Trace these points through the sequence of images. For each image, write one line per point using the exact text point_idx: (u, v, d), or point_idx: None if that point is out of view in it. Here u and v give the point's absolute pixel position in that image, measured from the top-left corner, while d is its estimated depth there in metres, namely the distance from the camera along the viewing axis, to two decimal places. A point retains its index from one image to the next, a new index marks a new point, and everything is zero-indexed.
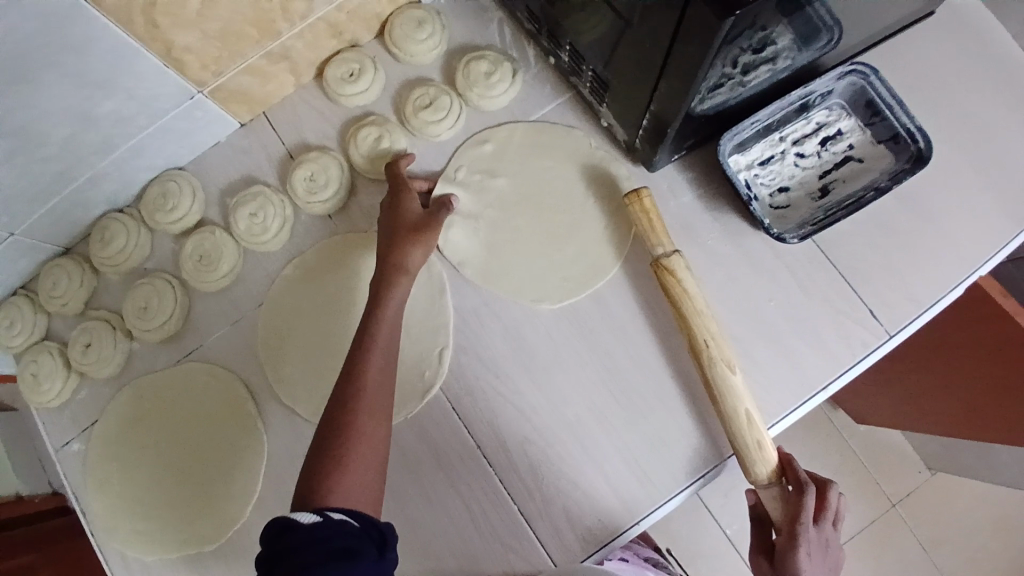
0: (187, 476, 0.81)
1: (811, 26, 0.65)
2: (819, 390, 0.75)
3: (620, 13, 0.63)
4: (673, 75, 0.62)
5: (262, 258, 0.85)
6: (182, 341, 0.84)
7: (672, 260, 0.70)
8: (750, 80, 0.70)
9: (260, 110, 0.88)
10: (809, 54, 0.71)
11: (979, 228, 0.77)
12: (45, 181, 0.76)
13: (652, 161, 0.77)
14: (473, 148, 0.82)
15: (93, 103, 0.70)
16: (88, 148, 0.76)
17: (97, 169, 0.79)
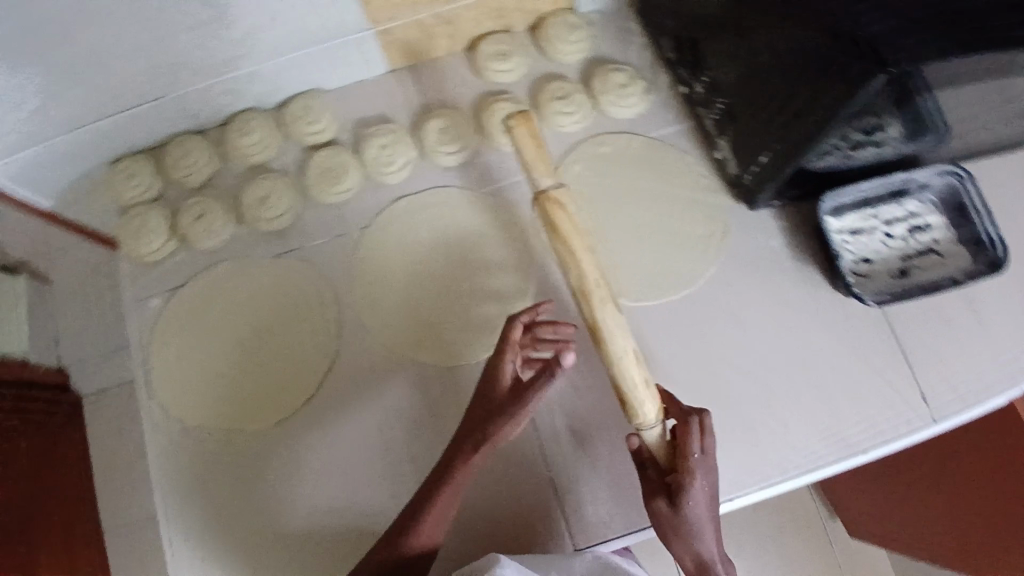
0: (256, 363, 0.87)
1: (920, 124, 0.73)
2: (857, 455, 0.79)
3: (770, 59, 0.70)
4: (800, 123, 0.70)
5: (374, 189, 0.91)
6: (285, 239, 0.90)
7: (545, 306, 0.69)
8: (856, 155, 0.78)
9: (408, 63, 0.94)
10: (914, 147, 0.79)
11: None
12: (218, 61, 0.84)
13: (755, 199, 0.83)
14: (592, 146, 0.90)
15: (283, 10, 0.80)
16: (264, 48, 0.84)
17: (259, 67, 0.87)
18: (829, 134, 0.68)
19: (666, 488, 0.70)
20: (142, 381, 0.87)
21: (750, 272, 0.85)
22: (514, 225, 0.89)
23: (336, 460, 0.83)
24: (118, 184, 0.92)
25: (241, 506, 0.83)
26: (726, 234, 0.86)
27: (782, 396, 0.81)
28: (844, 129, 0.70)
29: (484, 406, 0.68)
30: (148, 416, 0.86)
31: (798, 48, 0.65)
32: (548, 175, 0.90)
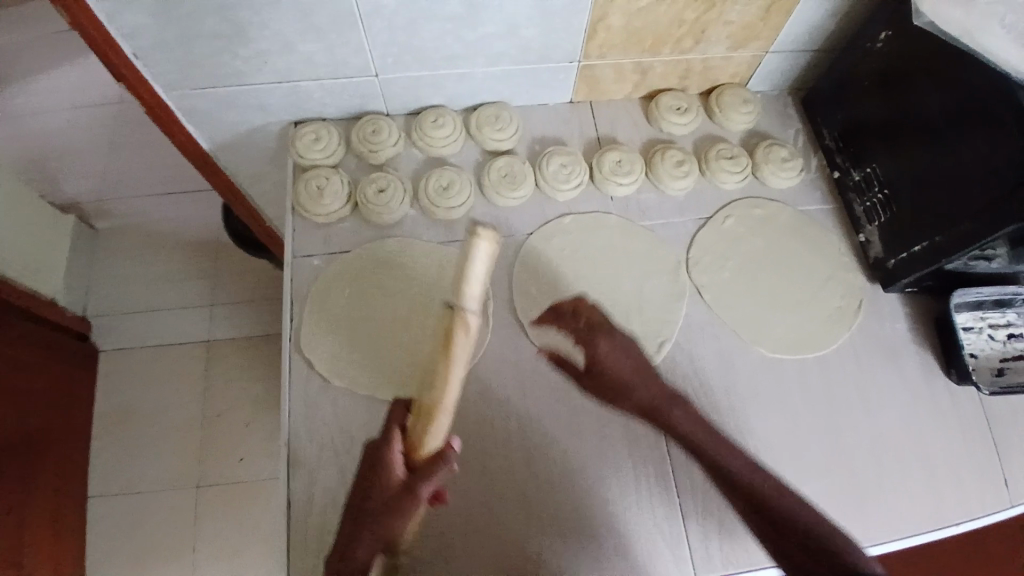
0: (404, 338, 0.88)
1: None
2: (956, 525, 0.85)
3: (951, 173, 0.79)
4: (959, 226, 0.78)
5: (545, 200, 0.97)
6: (453, 228, 0.95)
7: (473, 322, 0.53)
8: (971, 266, 0.88)
9: (591, 99, 1.04)
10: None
11: None
12: (442, 57, 0.92)
13: (893, 282, 0.92)
14: (748, 206, 0.98)
15: (520, 26, 0.88)
16: (485, 54, 0.92)
17: (471, 70, 0.95)
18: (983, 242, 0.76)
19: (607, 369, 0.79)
20: (290, 333, 0.89)
21: (874, 347, 0.93)
22: (667, 257, 0.95)
23: (470, 450, 0.83)
24: (304, 143, 0.97)
25: None
26: (859, 309, 0.94)
27: (893, 464, 0.88)
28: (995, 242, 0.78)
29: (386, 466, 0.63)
30: (291, 368, 0.87)
31: (980, 161, 0.75)
32: (704, 223, 0.97)
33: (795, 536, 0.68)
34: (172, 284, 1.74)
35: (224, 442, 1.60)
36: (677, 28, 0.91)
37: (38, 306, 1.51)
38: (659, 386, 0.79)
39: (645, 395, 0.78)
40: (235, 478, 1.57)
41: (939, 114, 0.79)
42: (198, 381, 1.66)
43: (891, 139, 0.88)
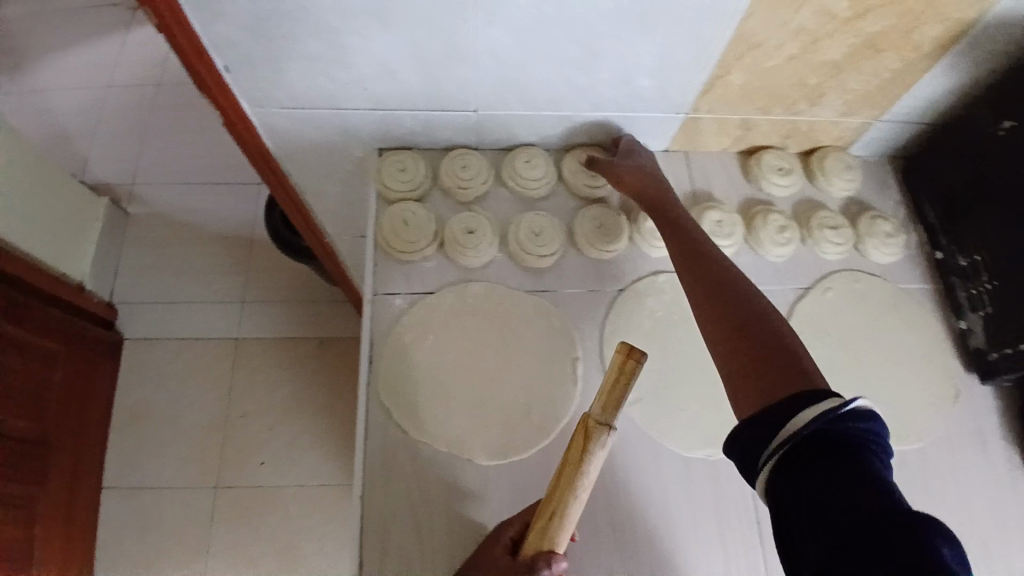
0: (490, 392, 0.85)
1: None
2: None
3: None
4: None
5: (637, 255, 0.93)
6: (541, 278, 0.90)
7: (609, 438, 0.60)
8: None
9: (687, 149, 1.00)
10: None
11: None
12: (547, 98, 0.87)
13: (993, 375, 0.89)
14: (847, 278, 0.94)
15: (637, 76, 0.83)
16: (592, 99, 0.88)
17: (573, 113, 0.91)
18: None
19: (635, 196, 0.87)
20: (366, 377, 0.84)
21: (971, 440, 0.89)
22: None
23: None
24: (390, 174, 0.93)
25: (445, 542, 0.78)
26: (955, 398, 0.91)
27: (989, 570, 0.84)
28: None
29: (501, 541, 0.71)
30: (366, 416, 0.83)
31: None
32: (803, 293, 0.93)
33: (748, 334, 0.63)
34: (200, 276, 1.65)
35: (240, 447, 1.51)
36: (797, 90, 0.86)
37: (64, 294, 1.43)
38: (677, 207, 0.83)
39: (653, 199, 0.84)
40: (248, 482, 1.47)
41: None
42: (222, 381, 1.56)
43: (1005, 232, 0.83)
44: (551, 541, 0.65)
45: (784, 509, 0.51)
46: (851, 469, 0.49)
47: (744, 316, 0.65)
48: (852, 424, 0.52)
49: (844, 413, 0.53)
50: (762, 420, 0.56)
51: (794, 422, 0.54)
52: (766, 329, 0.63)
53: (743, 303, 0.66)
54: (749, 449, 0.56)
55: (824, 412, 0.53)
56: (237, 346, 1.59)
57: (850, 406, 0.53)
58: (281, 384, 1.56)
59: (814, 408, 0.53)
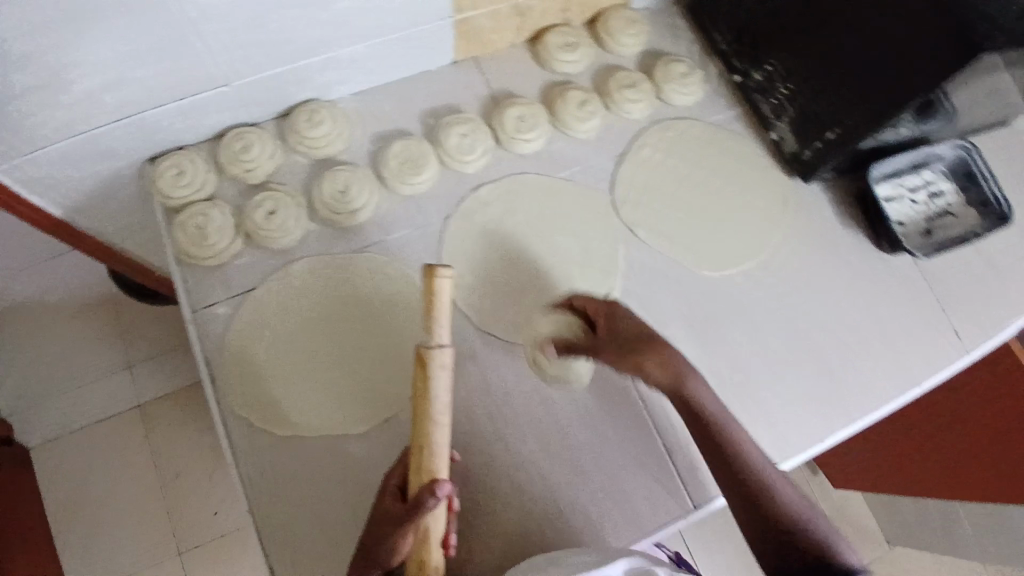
0: (341, 363, 0.82)
1: (933, 111, 0.87)
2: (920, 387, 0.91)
3: (871, 54, 0.77)
4: (883, 100, 0.78)
5: (455, 176, 0.89)
6: (363, 232, 0.86)
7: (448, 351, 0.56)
8: (890, 134, 0.89)
9: (474, 54, 0.95)
10: (930, 125, 0.90)
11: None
12: (304, 44, 0.81)
13: (811, 172, 0.92)
14: (660, 131, 0.95)
15: None
16: (348, 32, 0.82)
17: (339, 53, 0.85)
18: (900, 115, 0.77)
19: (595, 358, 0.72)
20: (214, 396, 0.80)
21: (811, 240, 0.93)
22: (595, 203, 0.91)
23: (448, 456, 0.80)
24: (166, 182, 0.85)
25: (352, 518, 0.77)
26: (787, 204, 0.94)
27: (853, 344, 0.91)
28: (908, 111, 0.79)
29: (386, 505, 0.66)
30: (228, 432, 0.79)
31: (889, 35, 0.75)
32: (622, 158, 0.93)
33: (772, 521, 0.64)
34: (34, 356, 1.33)
35: (189, 504, 1.38)
36: None
37: None
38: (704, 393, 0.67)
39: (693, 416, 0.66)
40: (209, 535, 1.36)
41: (877, 15, 0.76)
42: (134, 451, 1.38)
43: (795, 29, 0.86)
44: (430, 472, 0.59)
45: None
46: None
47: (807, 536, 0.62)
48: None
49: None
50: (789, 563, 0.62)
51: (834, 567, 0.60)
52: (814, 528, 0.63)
53: (807, 514, 0.64)
54: None
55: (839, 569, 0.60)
56: (144, 415, 1.40)
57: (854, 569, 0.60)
58: (207, 432, 1.42)
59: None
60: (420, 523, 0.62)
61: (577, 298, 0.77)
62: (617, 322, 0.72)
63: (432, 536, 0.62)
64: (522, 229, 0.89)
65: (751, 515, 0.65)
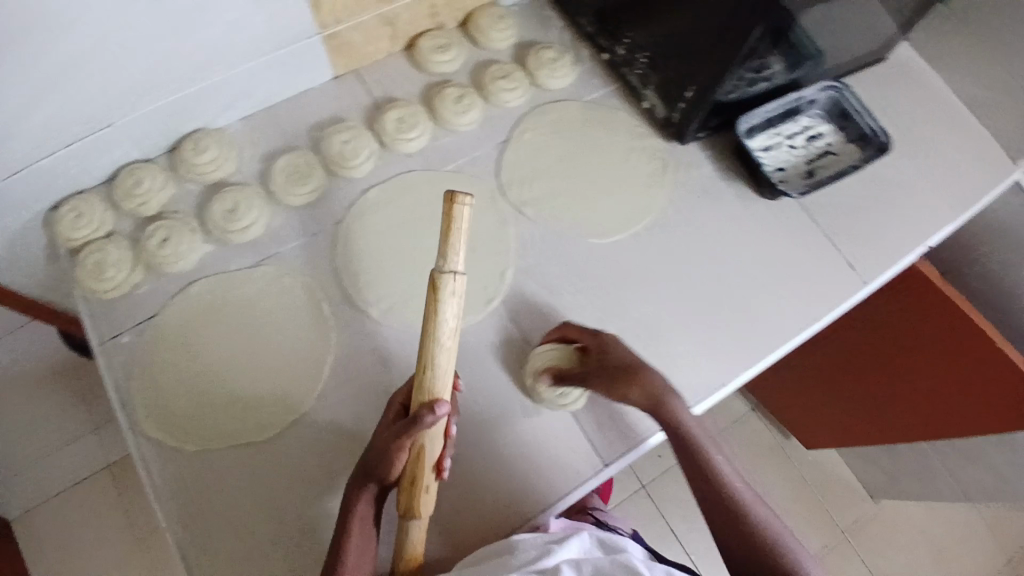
0: (247, 375, 0.84)
1: (799, 52, 0.89)
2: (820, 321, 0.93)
3: (701, 12, 0.82)
4: (721, 48, 0.81)
5: (343, 183, 0.92)
6: (259, 246, 0.89)
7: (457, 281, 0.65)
8: (758, 86, 0.93)
9: (353, 67, 0.99)
10: (800, 73, 0.94)
11: (921, 223, 1.01)
12: (179, 76, 0.85)
13: (683, 132, 0.96)
14: (539, 114, 0.99)
15: (243, 17, 0.83)
16: (219, 61, 0.86)
17: (216, 82, 0.89)
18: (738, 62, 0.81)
19: (594, 380, 0.79)
20: (125, 422, 0.82)
21: (695, 198, 0.97)
22: (482, 190, 0.94)
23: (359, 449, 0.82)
24: (64, 225, 0.88)
25: (269, 521, 0.79)
26: (668, 166, 0.98)
27: (748, 291, 0.93)
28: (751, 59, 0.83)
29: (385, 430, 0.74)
30: (140, 456, 0.80)
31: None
32: (504, 145, 0.97)
33: (735, 519, 0.74)
34: None
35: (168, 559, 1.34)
36: None
37: None
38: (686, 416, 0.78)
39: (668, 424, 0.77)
40: None
41: None
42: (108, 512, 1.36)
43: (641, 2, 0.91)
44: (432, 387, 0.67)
45: None
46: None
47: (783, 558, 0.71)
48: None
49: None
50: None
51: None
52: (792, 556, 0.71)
53: (784, 537, 0.73)
54: None
55: None
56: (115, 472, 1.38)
57: None
58: None
59: None
60: (416, 437, 0.71)
61: (565, 325, 0.84)
62: (624, 355, 0.80)
63: (426, 455, 0.71)
64: (413, 222, 0.92)
65: (718, 518, 0.75)
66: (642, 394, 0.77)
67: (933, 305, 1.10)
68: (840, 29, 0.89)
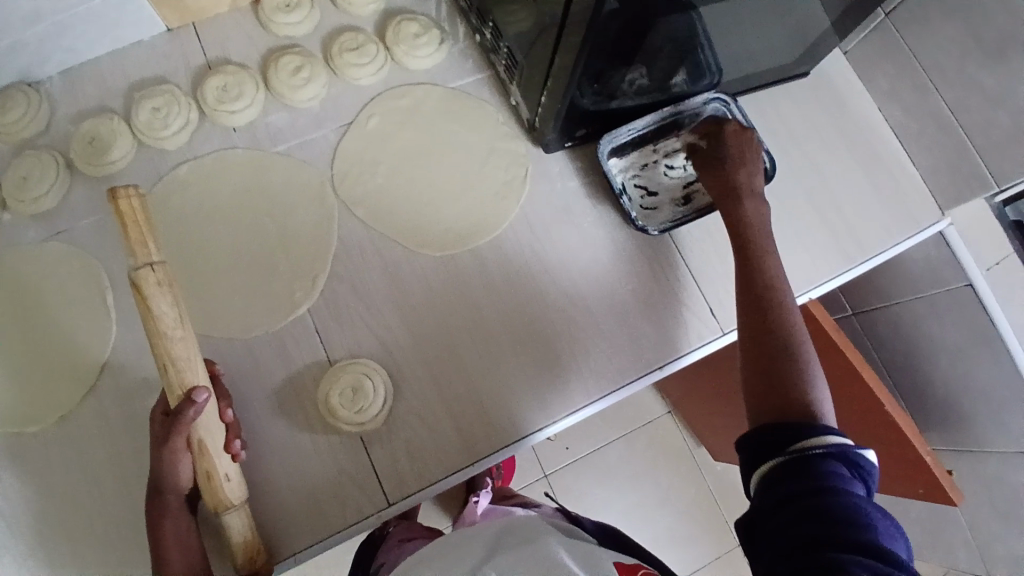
0: (23, 364, 0.76)
1: (698, 57, 0.78)
2: (671, 364, 0.84)
3: (537, 17, 0.71)
4: (563, 54, 0.70)
5: (158, 156, 0.83)
6: (57, 219, 0.81)
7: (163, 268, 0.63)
8: (650, 93, 0.83)
9: (190, 20, 0.88)
10: (695, 90, 0.86)
11: (802, 270, 0.91)
12: None
13: (544, 141, 0.86)
14: (392, 98, 0.88)
15: None
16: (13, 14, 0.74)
17: (19, 36, 0.77)
18: (580, 68, 0.69)
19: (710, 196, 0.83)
20: None
21: (552, 214, 0.87)
22: (309, 180, 0.84)
23: (128, 458, 0.75)
24: None
25: (27, 527, 0.73)
26: (527, 176, 0.87)
27: (587, 326, 0.84)
28: (603, 66, 0.71)
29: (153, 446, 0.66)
30: None
31: None
32: (346, 129, 0.87)
33: (771, 358, 0.66)
34: None
35: None
36: None
37: None
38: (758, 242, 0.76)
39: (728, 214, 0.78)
40: None
41: None
42: None
43: None
44: (185, 383, 0.65)
45: (762, 510, 0.55)
46: (819, 478, 0.54)
47: (799, 384, 0.63)
48: (839, 445, 0.57)
49: (821, 446, 0.57)
50: (765, 434, 0.60)
51: (801, 439, 0.58)
52: (811, 389, 0.63)
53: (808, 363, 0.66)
54: (754, 459, 0.60)
55: (824, 444, 0.57)
56: None
57: (832, 450, 0.56)
58: None
59: (813, 467, 0.55)
60: (192, 435, 0.65)
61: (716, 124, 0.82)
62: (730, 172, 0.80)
63: (210, 448, 0.65)
64: (224, 208, 0.81)
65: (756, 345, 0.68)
66: (716, 181, 0.80)
67: (828, 351, 0.99)
68: (750, 35, 0.77)
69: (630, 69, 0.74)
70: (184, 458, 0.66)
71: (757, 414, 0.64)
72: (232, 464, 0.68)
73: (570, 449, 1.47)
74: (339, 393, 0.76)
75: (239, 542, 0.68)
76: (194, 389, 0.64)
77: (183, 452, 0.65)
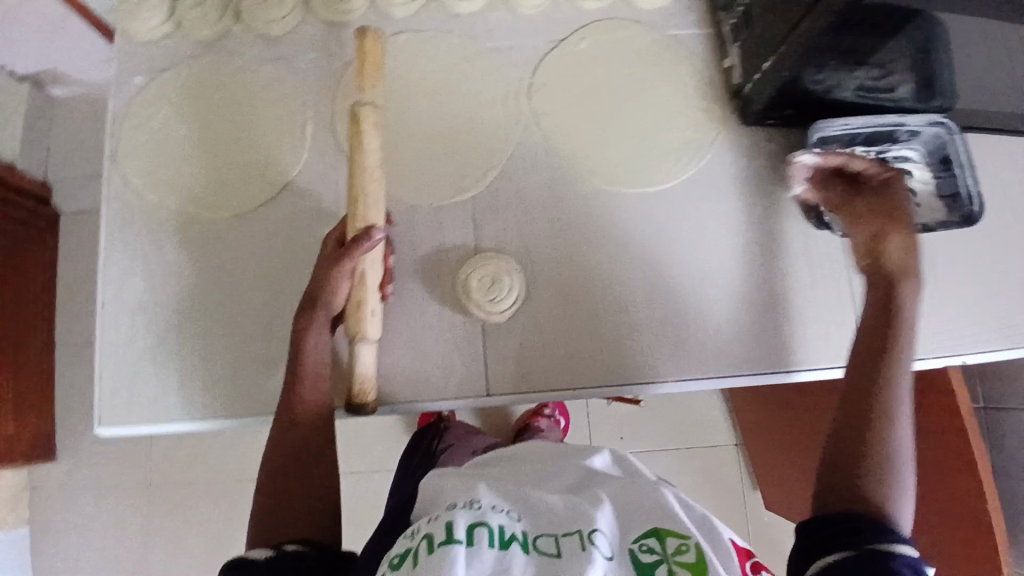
0: (215, 158, 0.85)
1: (933, 68, 0.76)
2: (797, 371, 0.82)
3: None
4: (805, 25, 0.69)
5: (382, 16, 0.88)
6: (281, 45, 0.88)
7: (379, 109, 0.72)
8: (872, 92, 0.81)
9: None
10: (919, 106, 0.84)
11: (957, 328, 0.86)
12: None
13: (748, 111, 0.84)
14: (608, 27, 0.89)
15: None
16: None
17: None
18: (817, 38, 0.69)
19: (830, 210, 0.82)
20: (108, 150, 0.86)
21: (727, 185, 0.86)
22: (508, 79, 0.87)
23: (279, 272, 0.83)
24: None
25: (180, 295, 0.82)
26: (715, 141, 0.87)
27: (726, 305, 0.83)
28: (838, 44, 0.71)
29: (323, 267, 0.74)
30: (107, 188, 0.85)
31: None
32: (556, 44, 0.88)
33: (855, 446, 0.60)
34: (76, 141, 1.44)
35: None
36: None
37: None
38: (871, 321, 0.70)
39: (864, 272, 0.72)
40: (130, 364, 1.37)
41: None
42: None
43: None
44: (368, 218, 0.72)
45: None
46: None
47: (876, 476, 0.58)
48: (911, 557, 0.51)
49: (895, 554, 0.51)
50: (833, 523, 0.55)
51: (875, 540, 0.52)
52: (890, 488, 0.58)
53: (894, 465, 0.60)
54: (811, 548, 0.54)
55: (898, 554, 0.51)
56: None
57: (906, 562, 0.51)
58: None
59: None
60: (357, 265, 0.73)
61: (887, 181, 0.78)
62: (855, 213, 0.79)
63: (368, 280, 0.73)
64: (426, 81, 0.86)
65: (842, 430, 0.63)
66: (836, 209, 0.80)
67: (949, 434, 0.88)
68: (999, 67, 0.75)
69: (867, 53, 0.72)
70: (345, 284, 0.73)
71: (825, 500, 0.59)
72: (379, 305, 0.75)
73: (623, 440, 1.44)
74: (478, 282, 0.80)
75: (362, 374, 0.74)
76: (372, 226, 0.72)
77: (347, 280, 0.73)
